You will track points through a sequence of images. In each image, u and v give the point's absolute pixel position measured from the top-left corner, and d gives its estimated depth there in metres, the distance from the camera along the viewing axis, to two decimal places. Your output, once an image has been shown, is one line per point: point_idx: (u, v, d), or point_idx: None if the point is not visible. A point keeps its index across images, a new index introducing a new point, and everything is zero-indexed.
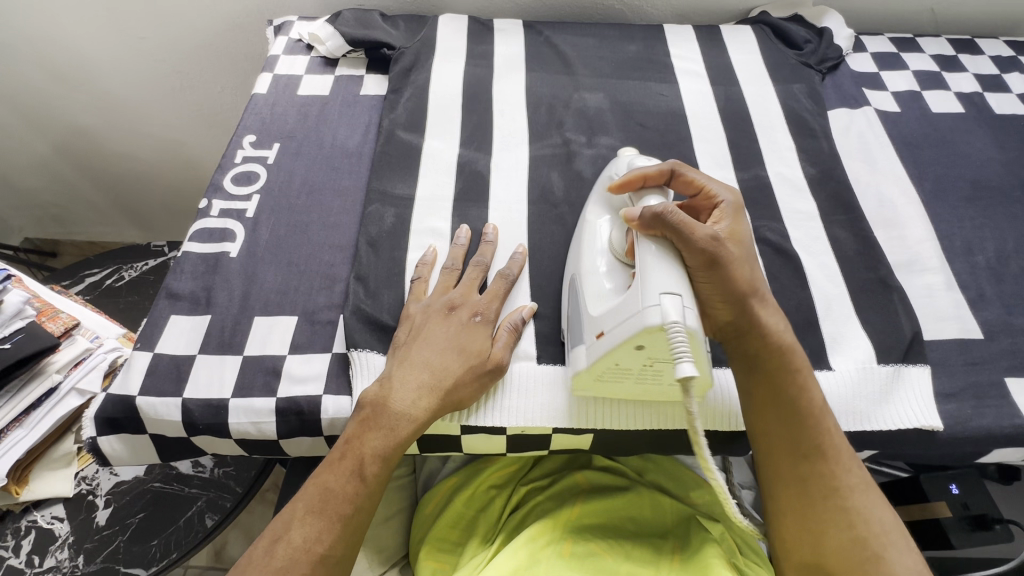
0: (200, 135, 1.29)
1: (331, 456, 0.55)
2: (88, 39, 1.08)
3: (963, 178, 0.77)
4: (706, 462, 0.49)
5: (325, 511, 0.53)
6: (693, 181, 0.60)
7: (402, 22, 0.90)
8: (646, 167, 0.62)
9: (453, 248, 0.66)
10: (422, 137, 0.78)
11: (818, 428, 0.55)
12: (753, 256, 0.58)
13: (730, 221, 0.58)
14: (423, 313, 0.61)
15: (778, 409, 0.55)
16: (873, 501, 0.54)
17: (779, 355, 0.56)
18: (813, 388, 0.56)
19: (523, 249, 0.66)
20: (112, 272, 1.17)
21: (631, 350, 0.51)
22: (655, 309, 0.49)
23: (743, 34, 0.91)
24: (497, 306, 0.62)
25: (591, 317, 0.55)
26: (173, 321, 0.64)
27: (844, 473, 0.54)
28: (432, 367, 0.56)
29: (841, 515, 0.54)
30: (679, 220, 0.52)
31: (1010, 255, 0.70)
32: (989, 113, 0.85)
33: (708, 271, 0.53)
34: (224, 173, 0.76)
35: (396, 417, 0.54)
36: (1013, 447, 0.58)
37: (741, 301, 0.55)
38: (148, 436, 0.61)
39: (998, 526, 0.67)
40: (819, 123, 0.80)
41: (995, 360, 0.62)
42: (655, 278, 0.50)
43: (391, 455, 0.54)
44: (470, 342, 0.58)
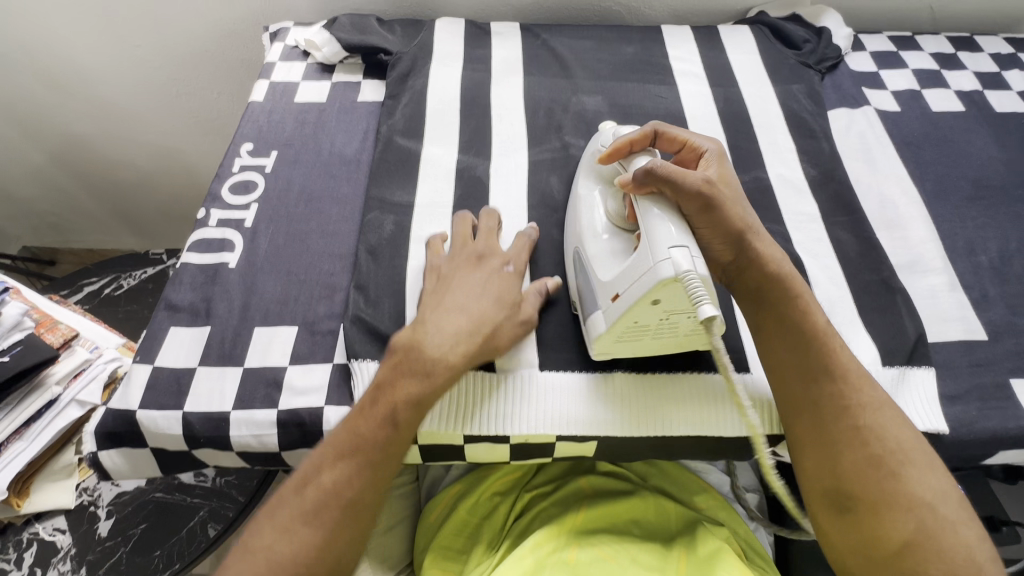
0: (197, 143, 1.28)
1: (359, 404, 0.54)
2: (84, 47, 1.08)
3: (964, 177, 0.77)
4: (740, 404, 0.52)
5: (356, 456, 0.52)
6: (675, 138, 0.62)
7: (398, 28, 0.90)
8: (629, 133, 0.62)
9: (459, 226, 0.66)
10: (420, 143, 0.77)
11: (826, 347, 0.54)
12: (744, 194, 0.58)
13: (717, 166, 0.60)
14: (451, 264, 0.62)
15: (781, 331, 0.55)
16: (889, 418, 0.52)
17: (781, 283, 0.55)
18: (815, 311, 0.55)
19: (534, 223, 0.68)
20: (111, 281, 1.17)
21: (648, 306, 0.51)
22: (667, 261, 0.49)
23: (741, 34, 0.91)
24: (524, 257, 0.64)
25: (602, 283, 0.56)
26: (172, 333, 0.64)
27: (856, 391, 0.53)
28: (469, 314, 0.57)
29: (856, 434, 0.51)
30: (667, 170, 0.54)
31: (1013, 255, 0.70)
32: (989, 112, 0.84)
33: (704, 212, 0.54)
34: (222, 183, 0.76)
35: (429, 362, 0.54)
36: (1019, 448, 0.58)
37: (740, 236, 0.55)
38: (148, 449, 0.60)
39: (1004, 528, 0.67)
40: (819, 123, 0.80)
41: (999, 361, 0.62)
42: (661, 233, 0.51)
43: (423, 402, 0.53)
44: (502, 291, 0.59)
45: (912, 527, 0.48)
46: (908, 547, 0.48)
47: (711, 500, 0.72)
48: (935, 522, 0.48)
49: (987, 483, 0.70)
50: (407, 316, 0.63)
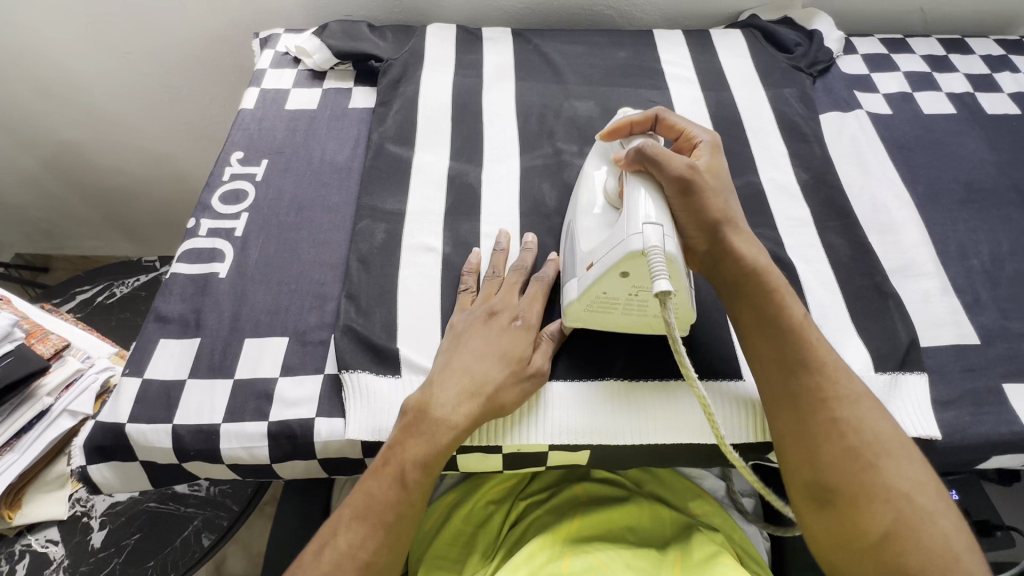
0: (187, 148, 1.27)
1: (371, 466, 0.55)
2: (69, 49, 1.06)
3: (956, 180, 0.77)
4: (689, 377, 0.50)
5: (369, 518, 0.53)
6: (674, 126, 0.62)
7: (389, 33, 0.89)
8: (634, 113, 0.63)
9: (494, 255, 0.65)
10: (412, 150, 0.77)
11: (803, 339, 0.54)
12: (729, 189, 0.58)
13: (709, 156, 0.59)
14: (464, 322, 0.61)
15: (758, 321, 0.55)
16: (866, 410, 0.52)
17: (759, 276, 0.55)
18: (791, 304, 0.55)
19: (532, 237, 0.67)
20: (104, 289, 1.16)
21: (616, 278, 0.53)
22: (638, 236, 0.50)
23: (733, 38, 0.91)
24: (538, 308, 0.61)
25: (581, 252, 0.57)
26: (162, 345, 0.63)
27: (833, 382, 0.53)
28: (472, 375, 0.56)
29: (832, 426, 0.51)
30: (656, 151, 0.54)
31: (1005, 258, 0.70)
32: (980, 114, 0.84)
33: (683, 197, 0.55)
34: (212, 192, 0.75)
35: (435, 423, 0.54)
36: (1012, 453, 0.58)
37: (716, 226, 0.55)
38: (138, 463, 0.60)
39: (999, 532, 0.68)
40: (811, 127, 0.80)
41: (992, 365, 0.62)
42: (638, 207, 0.52)
43: (430, 463, 0.54)
44: (510, 348, 0.58)
45: (891, 519, 0.48)
46: (888, 539, 0.47)
47: (706, 506, 0.72)
48: (913, 512, 0.48)
49: (981, 486, 0.70)
50: (398, 326, 0.63)
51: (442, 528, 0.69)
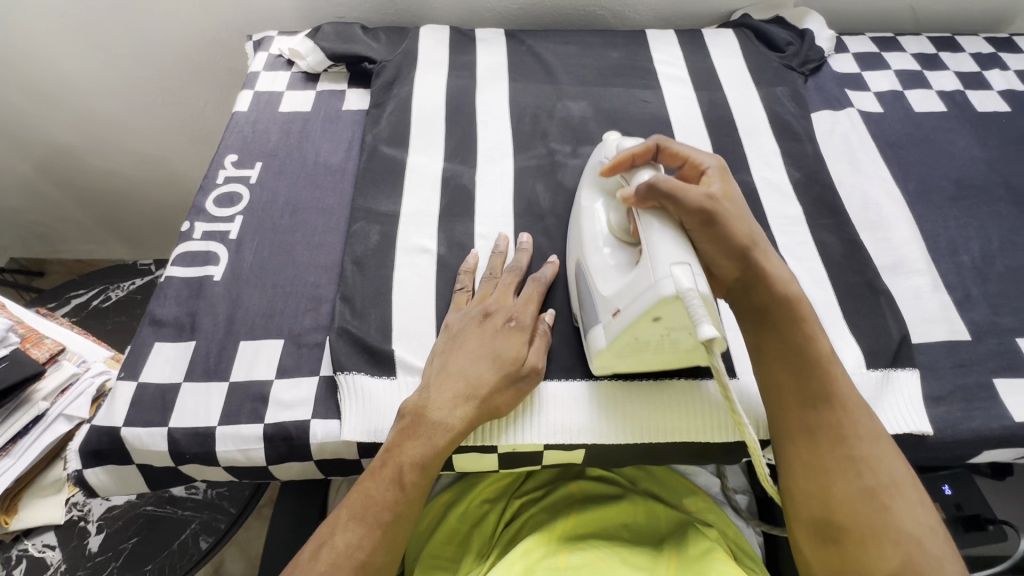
0: (181, 148, 1.27)
1: (370, 466, 0.55)
2: (57, 49, 1.05)
3: (947, 177, 0.78)
4: (739, 420, 0.50)
5: (367, 517, 0.53)
6: (677, 154, 0.60)
7: (382, 35, 0.89)
8: (631, 146, 0.61)
9: (493, 256, 0.66)
10: (405, 151, 0.77)
11: (827, 375, 0.54)
12: (748, 212, 0.57)
13: (720, 183, 0.58)
14: (460, 322, 0.61)
15: (781, 355, 0.55)
16: (883, 450, 0.52)
17: (786, 305, 0.55)
18: (820, 338, 0.55)
19: (527, 237, 0.68)
20: (99, 293, 1.16)
21: (648, 322, 0.51)
22: (667, 279, 0.49)
23: (725, 37, 0.91)
24: (533, 309, 0.61)
25: (603, 298, 0.56)
26: (157, 348, 0.63)
27: (855, 421, 0.53)
28: (467, 377, 0.56)
29: (851, 464, 0.51)
30: (671, 185, 0.53)
31: (995, 254, 0.71)
32: (971, 112, 0.85)
33: (705, 228, 0.54)
34: (206, 195, 0.75)
35: (433, 426, 0.54)
36: (1003, 448, 0.58)
37: (744, 254, 0.55)
38: (134, 467, 0.60)
39: (991, 526, 0.68)
40: (803, 126, 0.80)
41: (983, 361, 0.63)
42: (660, 249, 0.51)
43: (427, 464, 0.54)
44: (504, 349, 0.58)
45: (899, 562, 0.47)
46: None
47: (700, 502, 0.72)
48: (922, 557, 0.47)
49: (973, 479, 0.69)
50: (393, 327, 0.63)
51: (439, 526, 0.70)
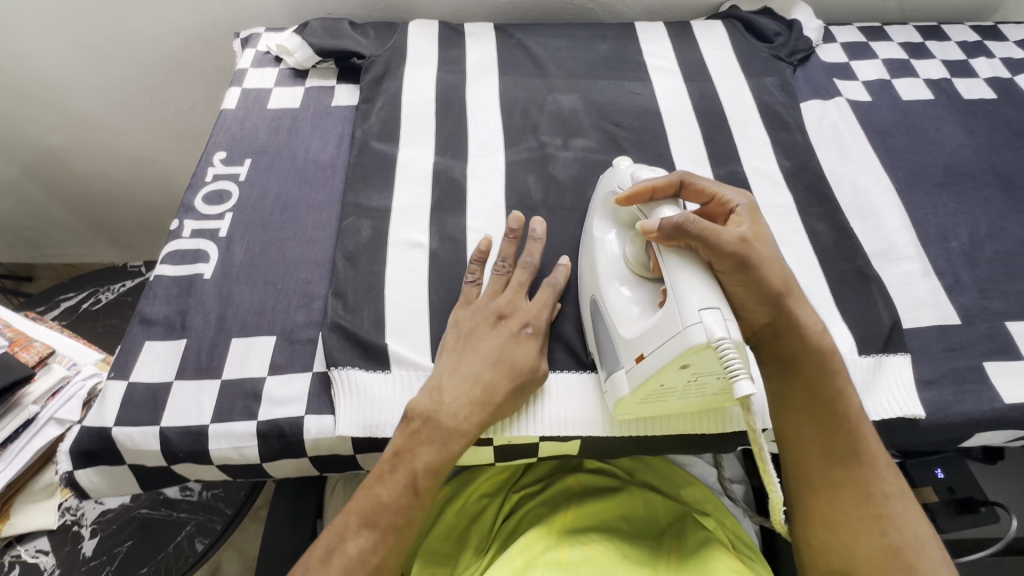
0: (170, 149, 1.26)
1: (379, 470, 0.54)
2: (41, 48, 1.04)
3: (935, 164, 0.78)
4: (769, 480, 0.49)
5: (379, 523, 0.52)
6: (704, 190, 0.57)
7: (371, 30, 0.89)
8: (652, 177, 0.58)
9: (505, 242, 0.65)
10: (396, 146, 0.77)
11: (857, 432, 0.54)
12: (779, 254, 0.55)
13: (750, 223, 0.56)
14: (471, 319, 0.60)
15: (808, 409, 0.54)
16: (909, 509, 0.53)
17: (819, 359, 0.55)
18: (851, 394, 0.55)
19: (540, 219, 0.66)
20: (89, 295, 1.15)
21: (676, 370, 0.50)
22: (698, 326, 0.47)
23: (714, 29, 0.91)
24: (546, 313, 0.61)
25: (622, 340, 0.54)
26: (148, 347, 0.63)
27: (883, 479, 0.54)
28: (483, 382, 0.56)
29: (876, 522, 0.52)
30: (702, 228, 0.51)
31: (983, 240, 0.71)
32: (957, 99, 0.86)
33: (738, 273, 0.52)
34: (195, 193, 0.75)
35: (447, 431, 0.54)
36: (993, 430, 0.59)
37: (777, 301, 0.53)
38: (126, 467, 0.59)
39: (984, 509, 0.66)
40: (792, 115, 0.81)
41: (973, 345, 0.63)
42: (685, 293, 0.49)
43: (441, 470, 0.54)
44: (518, 355, 0.58)
45: None
46: None
47: (698, 492, 0.72)
48: None
49: (964, 463, 0.69)
50: (386, 321, 0.63)
51: (436, 521, 0.69)
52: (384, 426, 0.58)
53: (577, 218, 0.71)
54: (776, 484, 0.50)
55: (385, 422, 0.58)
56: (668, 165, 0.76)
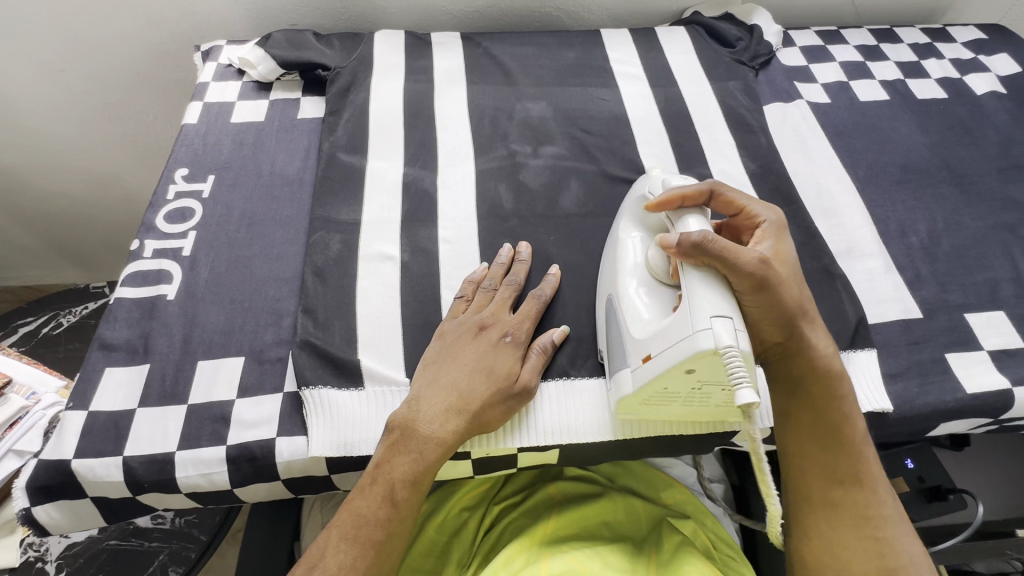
0: (132, 167, 1.22)
1: (359, 483, 0.54)
2: None
3: (893, 163, 0.81)
4: (768, 491, 0.49)
5: (360, 537, 0.51)
6: (732, 202, 0.58)
7: (336, 41, 0.88)
8: (684, 185, 0.58)
9: (493, 266, 0.65)
10: (364, 158, 0.76)
11: (859, 456, 0.55)
12: (800, 274, 0.56)
13: (773, 240, 0.57)
14: (455, 331, 0.60)
15: (815, 423, 0.55)
16: (905, 534, 0.53)
17: (826, 383, 0.56)
18: (855, 416, 0.56)
19: (526, 245, 0.67)
20: (49, 319, 1.11)
21: (680, 373, 0.50)
22: (707, 332, 0.47)
23: (677, 35, 0.93)
24: (528, 326, 0.60)
25: (633, 338, 0.54)
26: (108, 374, 0.60)
27: (882, 501, 0.54)
28: (459, 389, 0.55)
29: (873, 545, 0.52)
30: (722, 248, 0.50)
31: (941, 234, 0.74)
32: (912, 100, 0.89)
33: (755, 293, 0.52)
34: (156, 211, 0.73)
35: (424, 441, 0.53)
36: (956, 419, 0.61)
37: (793, 322, 0.54)
38: (88, 500, 0.57)
39: (952, 497, 0.68)
40: (755, 118, 0.82)
41: (935, 337, 0.65)
42: (697, 298, 0.49)
43: (419, 480, 0.53)
44: (497, 363, 0.57)
45: None
46: None
47: (678, 494, 0.73)
48: None
49: (934, 453, 0.72)
50: (358, 336, 0.62)
51: (417, 536, 0.68)
52: (359, 444, 0.57)
53: (549, 225, 0.71)
54: (775, 498, 0.49)
55: (360, 440, 0.57)
56: (637, 170, 0.76)
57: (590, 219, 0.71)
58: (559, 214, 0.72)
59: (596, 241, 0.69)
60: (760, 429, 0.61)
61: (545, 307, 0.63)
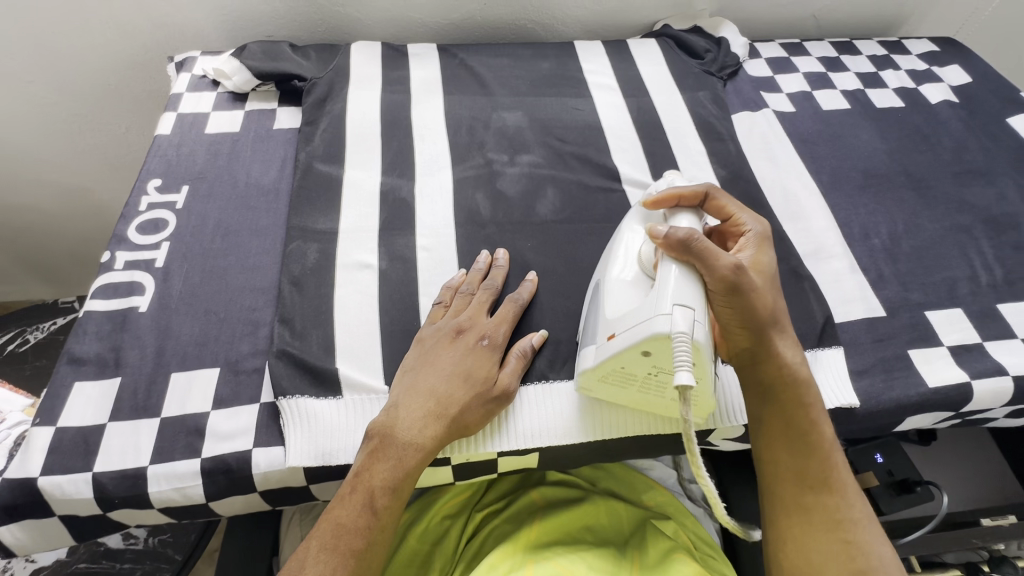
0: (105, 179, 1.20)
1: (338, 492, 0.53)
2: None
3: (855, 168, 0.84)
4: (699, 471, 0.49)
5: (339, 546, 0.51)
6: (724, 208, 0.60)
7: (313, 52, 0.88)
8: (683, 185, 0.61)
9: (470, 272, 0.66)
10: (341, 167, 0.76)
11: (828, 462, 0.56)
12: (774, 286, 0.57)
13: (754, 251, 0.58)
14: (432, 337, 0.60)
15: (785, 431, 0.56)
16: (876, 536, 0.54)
17: (795, 388, 0.57)
18: (824, 423, 0.57)
19: (503, 251, 0.68)
20: (15, 336, 1.08)
21: (638, 355, 0.51)
22: (665, 317, 0.49)
23: (649, 47, 0.96)
24: (505, 329, 0.61)
25: (604, 318, 0.55)
26: (77, 389, 0.59)
27: (852, 506, 0.55)
28: (438, 394, 0.55)
29: (845, 549, 0.53)
30: (704, 246, 0.52)
31: (901, 236, 0.77)
32: (871, 108, 0.93)
33: (728, 295, 0.53)
34: (128, 222, 0.71)
35: (403, 446, 0.53)
36: (920, 413, 0.63)
37: (762, 325, 0.55)
38: (56, 519, 0.55)
39: (920, 488, 0.70)
40: (725, 126, 0.85)
41: (898, 334, 0.68)
42: (669, 285, 0.51)
43: (400, 486, 0.53)
44: (474, 368, 0.57)
45: None
46: None
47: (658, 496, 0.74)
48: None
49: (902, 448, 0.75)
50: (336, 345, 0.62)
51: (397, 550, 0.67)
52: (336, 453, 0.56)
53: (526, 232, 0.72)
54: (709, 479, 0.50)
55: (338, 449, 0.56)
56: (611, 176, 0.78)
57: (567, 225, 0.73)
58: (535, 221, 0.73)
59: (573, 247, 0.71)
60: (736, 427, 0.62)
61: (522, 311, 0.64)
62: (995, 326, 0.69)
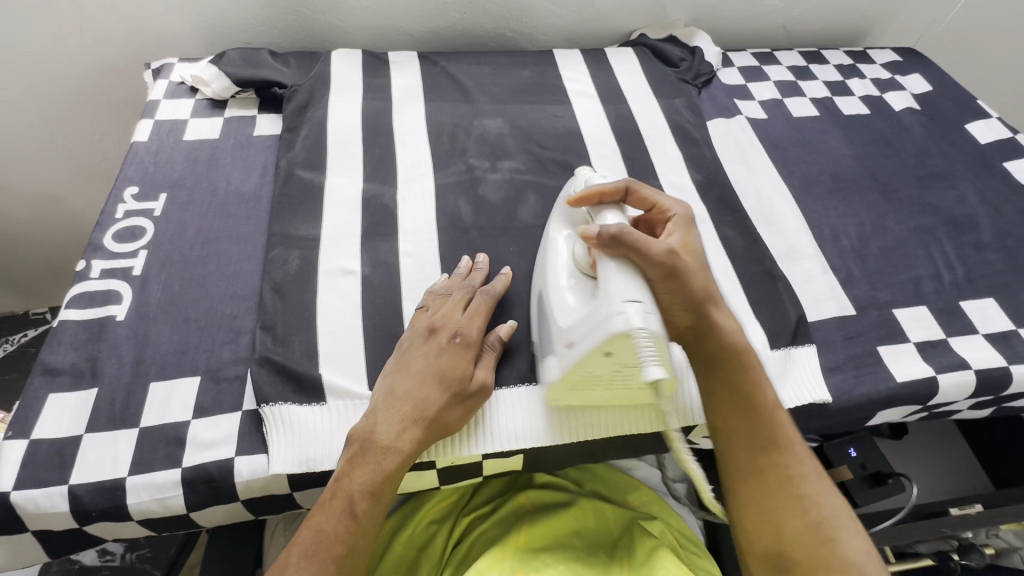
0: (80, 189, 1.18)
1: (319, 499, 0.53)
2: None
3: (825, 173, 0.87)
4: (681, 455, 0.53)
5: (317, 553, 0.50)
6: (646, 198, 0.62)
7: (293, 59, 0.88)
8: (602, 183, 0.62)
9: (449, 277, 0.66)
10: (323, 174, 0.76)
11: (772, 421, 0.56)
12: (708, 263, 0.59)
13: (682, 233, 0.60)
14: (406, 340, 0.60)
15: (732, 396, 0.57)
16: (824, 486, 0.54)
17: (732, 356, 0.57)
18: (765, 385, 0.57)
19: (483, 255, 0.68)
20: None
21: (601, 358, 0.52)
22: (620, 315, 0.50)
23: (626, 55, 0.98)
24: (479, 323, 0.61)
25: (558, 328, 0.56)
26: (52, 400, 0.58)
27: (800, 460, 0.55)
28: (414, 399, 0.55)
29: (798, 502, 0.53)
30: (635, 239, 0.54)
31: (869, 237, 0.80)
32: (839, 115, 0.96)
33: (668, 282, 0.55)
34: (104, 230, 0.70)
35: (383, 451, 0.53)
36: (889, 407, 0.66)
37: (701, 305, 0.57)
38: (30, 534, 0.54)
39: (892, 480, 0.73)
40: (700, 132, 0.87)
41: (868, 332, 0.70)
42: (614, 286, 0.52)
43: (381, 489, 0.53)
44: (449, 366, 0.57)
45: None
46: None
47: (643, 496, 0.75)
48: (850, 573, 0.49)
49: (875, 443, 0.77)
50: (320, 351, 0.61)
51: (385, 554, 0.67)
52: (320, 459, 0.56)
53: (507, 236, 0.73)
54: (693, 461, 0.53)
55: (322, 455, 0.56)
56: None
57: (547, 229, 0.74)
58: (516, 225, 0.74)
59: None
60: None
61: (495, 304, 0.64)
62: (958, 322, 0.72)
